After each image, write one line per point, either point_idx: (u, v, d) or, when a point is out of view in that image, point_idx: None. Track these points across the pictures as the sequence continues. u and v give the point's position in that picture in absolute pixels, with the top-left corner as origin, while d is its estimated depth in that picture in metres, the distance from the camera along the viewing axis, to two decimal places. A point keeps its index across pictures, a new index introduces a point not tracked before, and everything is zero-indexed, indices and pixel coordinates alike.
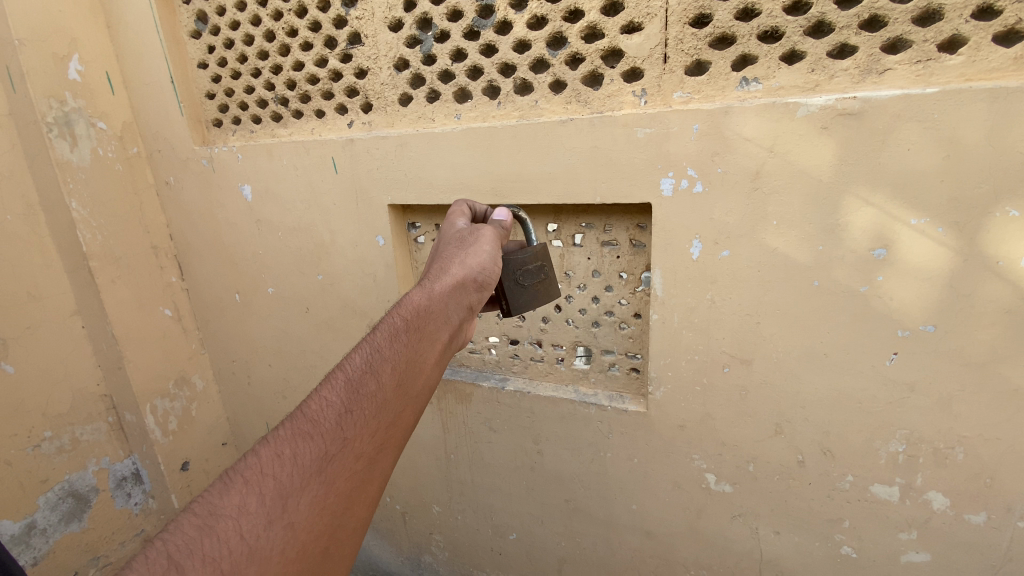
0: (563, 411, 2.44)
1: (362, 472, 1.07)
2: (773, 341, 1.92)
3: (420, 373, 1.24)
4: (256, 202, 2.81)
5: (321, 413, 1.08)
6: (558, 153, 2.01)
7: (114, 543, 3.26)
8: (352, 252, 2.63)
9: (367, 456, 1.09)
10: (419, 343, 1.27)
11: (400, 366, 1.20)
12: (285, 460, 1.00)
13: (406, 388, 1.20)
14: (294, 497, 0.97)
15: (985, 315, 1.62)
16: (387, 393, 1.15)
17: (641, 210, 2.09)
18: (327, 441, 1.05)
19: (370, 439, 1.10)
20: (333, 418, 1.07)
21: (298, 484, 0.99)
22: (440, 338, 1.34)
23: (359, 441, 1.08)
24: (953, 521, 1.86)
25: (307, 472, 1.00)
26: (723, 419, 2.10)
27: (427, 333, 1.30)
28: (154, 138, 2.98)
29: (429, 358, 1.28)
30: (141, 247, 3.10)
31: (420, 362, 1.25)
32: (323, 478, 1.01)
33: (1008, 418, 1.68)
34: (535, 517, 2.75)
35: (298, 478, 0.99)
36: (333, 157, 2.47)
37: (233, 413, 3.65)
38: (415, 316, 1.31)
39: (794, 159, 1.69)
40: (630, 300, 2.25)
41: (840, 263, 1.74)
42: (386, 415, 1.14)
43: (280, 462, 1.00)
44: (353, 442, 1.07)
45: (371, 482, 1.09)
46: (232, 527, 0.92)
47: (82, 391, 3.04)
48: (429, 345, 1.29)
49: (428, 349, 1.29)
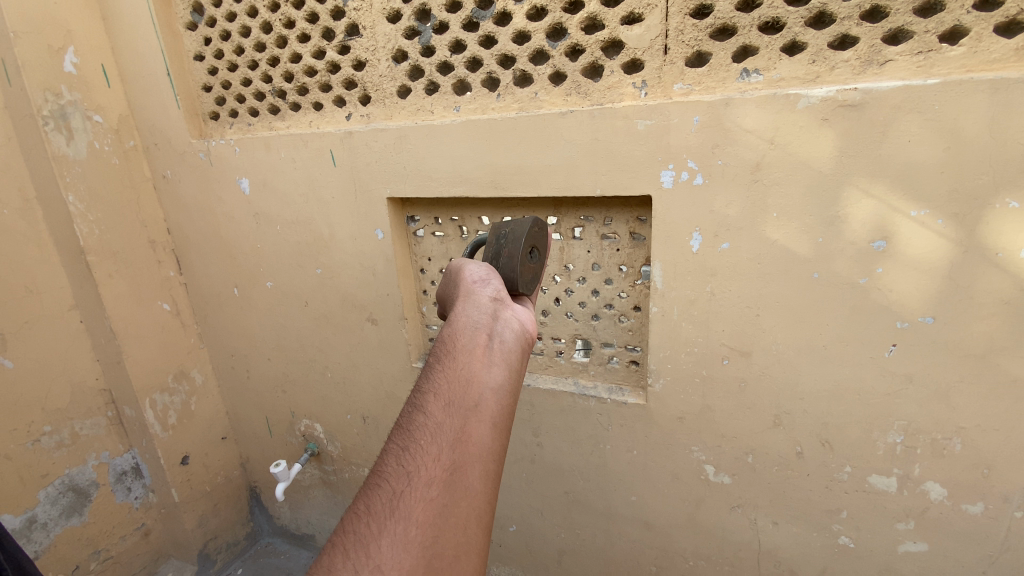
0: (563, 404, 2.45)
1: (441, 496, 1.07)
2: (772, 333, 1.92)
3: (469, 385, 1.24)
4: (254, 196, 2.80)
5: (381, 463, 1.14)
6: (557, 145, 2.00)
7: (115, 537, 3.26)
8: (351, 245, 2.62)
9: (438, 481, 1.09)
10: (451, 361, 1.30)
11: (438, 390, 1.24)
12: (360, 512, 1.05)
13: (456, 404, 1.20)
14: (374, 543, 1.00)
15: (983, 306, 1.63)
16: (439, 417, 1.18)
17: (641, 203, 2.08)
18: (393, 482, 1.08)
19: (435, 464, 1.10)
20: (393, 460, 1.12)
21: (376, 529, 1.02)
22: (476, 344, 1.34)
23: (423, 469, 1.09)
24: (950, 512, 1.88)
25: (381, 516, 1.03)
26: (722, 411, 2.11)
27: (460, 347, 1.33)
28: (151, 132, 2.96)
29: (470, 367, 1.28)
30: (139, 240, 3.09)
31: (461, 375, 1.25)
32: (397, 515, 1.03)
33: (1006, 409, 1.69)
34: (535, 509, 2.77)
35: (374, 526, 1.02)
36: (332, 150, 2.46)
37: (233, 407, 3.65)
38: (444, 343, 1.36)
39: (795, 151, 1.69)
40: (629, 292, 2.25)
41: (840, 255, 1.74)
42: (443, 437, 1.15)
43: (357, 516, 1.05)
44: (416, 472, 1.09)
45: (456, 505, 1.08)
46: None
47: (81, 385, 3.03)
48: (465, 356, 1.30)
49: (465, 360, 1.29)
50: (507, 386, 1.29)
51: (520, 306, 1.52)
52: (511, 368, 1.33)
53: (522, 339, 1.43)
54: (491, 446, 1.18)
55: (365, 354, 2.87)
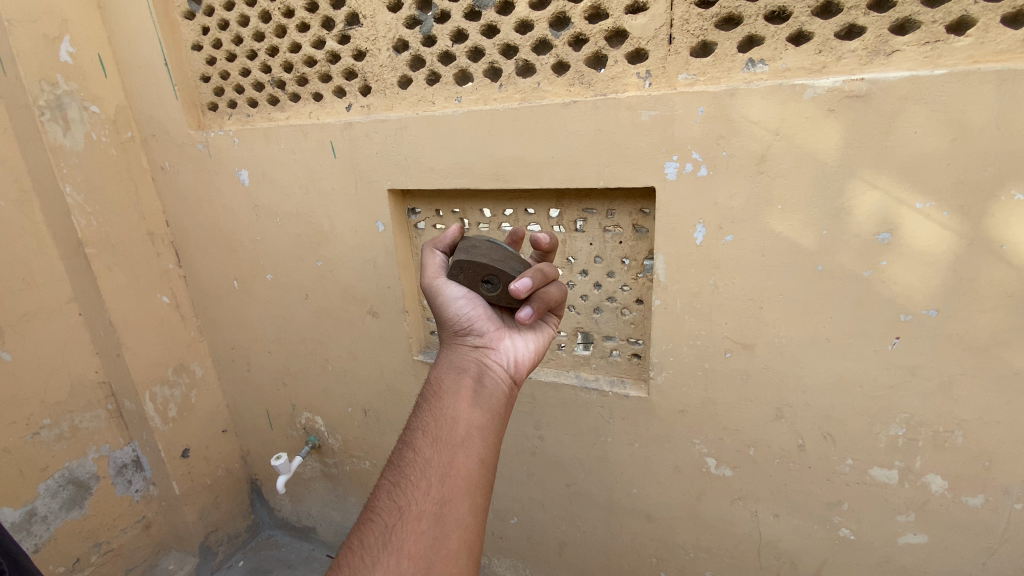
0: (564, 397, 2.45)
1: (431, 529, 1.21)
2: (776, 326, 1.92)
3: (454, 426, 1.40)
4: (253, 187, 2.78)
5: (377, 498, 1.28)
6: (560, 137, 1.98)
7: (116, 530, 3.26)
8: (351, 238, 2.61)
9: (428, 514, 1.23)
10: (439, 404, 1.46)
11: (425, 431, 1.39)
12: (356, 547, 1.18)
13: (443, 443, 1.36)
14: (371, 573, 1.13)
15: (987, 299, 1.62)
16: (428, 455, 1.33)
17: (644, 194, 2.06)
18: (386, 516, 1.22)
19: (424, 499, 1.25)
20: (385, 498, 1.26)
21: (372, 560, 1.15)
22: (462, 389, 1.51)
23: (414, 504, 1.23)
24: (950, 504, 1.88)
25: (377, 548, 1.17)
26: (724, 403, 2.11)
27: (447, 392, 1.50)
28: (149, 123, 2.93)
29: (456, 410, 1.44)
30: (137, 232, 3.07)
31: (447, 417, 1.42)
32: (391, 547, 1.17)
33: (1007, 401, 1.69)
34: (536, 501, 2.77)
35: (370, 557, 1.15)
36: (332, 141, 2.43)
37: (233, 400, 3.64)
38: (432, 389, 1.53)
39: (801, 142, 1.67)
40: (632, 286, 2.24)
41: (845, 248, 1.73)
42: (433, 473, 1.30)
43: (353, 550, 1.18)
44: (408, 507, 1.23)
45: (444, 537, 1.22)
46: None
47: (81, 378, 3.02)
48: (451, 400, 1.47)
49: (450, 404, 1.46)
50: (489, 427, 1.46)
51: (503, 352, 1.69)
52: (493, 412, 1.50)
53: (503, 385, 1.60)
54: (477, 481, 1.33)
55: (365, 348, 2.86)
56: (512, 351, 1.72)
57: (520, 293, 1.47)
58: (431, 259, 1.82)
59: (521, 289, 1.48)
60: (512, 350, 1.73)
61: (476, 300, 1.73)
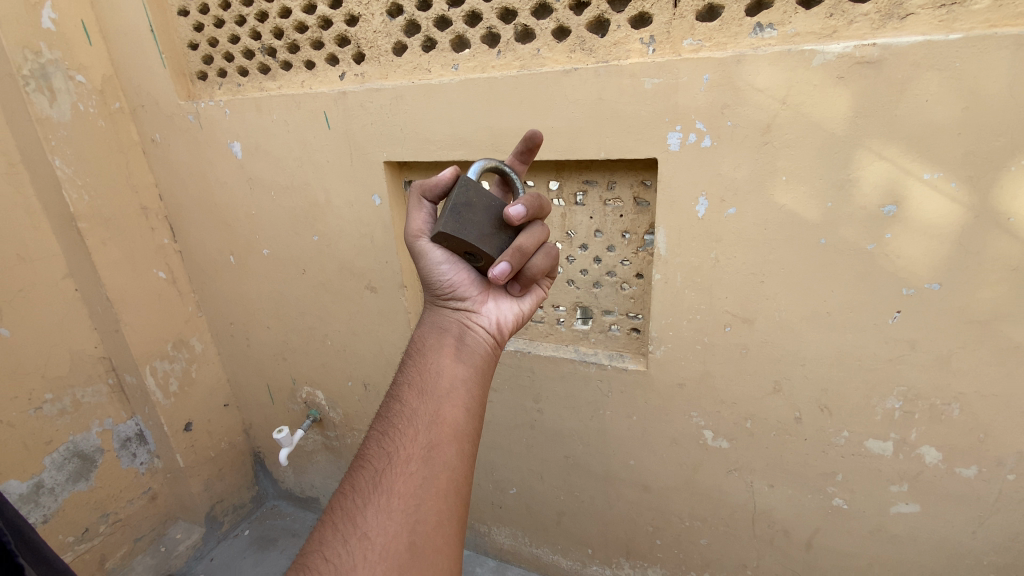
0: (563, 370, 2.45)
1: (420, 470, 1.22)
2: (776, 300, 1.90)
3: (439, 377, 1.43)
4: (247, 160, 2.72)
5: (365, 448, 1.29)
6: (560, 106, 1.92)
7: (122, 501, 3.32)
8: (347, 212, 2.56)
9: (416, 457, 1.24)
10: (422, 360, 1.49)
11: (411, 385, 1.41)
12: (346, 492, 1.19)
13: (429, 394, 1.38)
14: (362, 513, 1.14)
15: (991, 272, 1.60)
16: (415, 404, 1.35)
17: (646, 166, 2.02)
18: (375, 462, 1.24)
19: (412, 444, 1.26)
20: (373, 446, 1.28)
21: (362, 502, 1.16)
22: (445, 347, 1.53)
23: (402, 450, 1.24)
24: (943, 474, 1.91)
25: (366, 490, 1.18)
26: (723, 377, 2.11)
27: (431, 349, 1.53)
28: (138, 93, 2.85)
29: (439, 364, 1.46)
30: (130, 207, 3.02)
31: (431, 371, 1.44)
32: (381, 488, 1.18)
33: (1006, 374, 1.69)
34: (535, 472, 2.81)
35: (360, 499, 1.17)
36: (325, 112, 2.37)
37: (234, 374, 3.66)
38: (416, 350, 1.55)
39: (808, 111, 1.62)
40: (631, 260, 2.22)
41: (849, 221, 1.70)
42: (420, 420, 1.31)
43: (344, 495, 1.19)
44: (396, 452, 1.24)
45: (435, 476, 1.22)
46: (318, 556, 1.08)
47: (80, 353, 3.03)
48: (435, 356, 1.50)
49: (434, 361, 1.48)
50: (473, 380, 1.48)
51: (488, 313, 1.70)
52: (477, 367, 1.52)
53: (487, 345, 1.62)
54: (464, 428, 1.34)
55: (364, 322, 2.85)
56: (497, 312, 1.72)
57: (498, 282, 1.40)
58: (417, 213, 1.70)
59: (516, 216, 1.42)
60: (497, 311, 1.73)
61: (460, 266, 1.70)
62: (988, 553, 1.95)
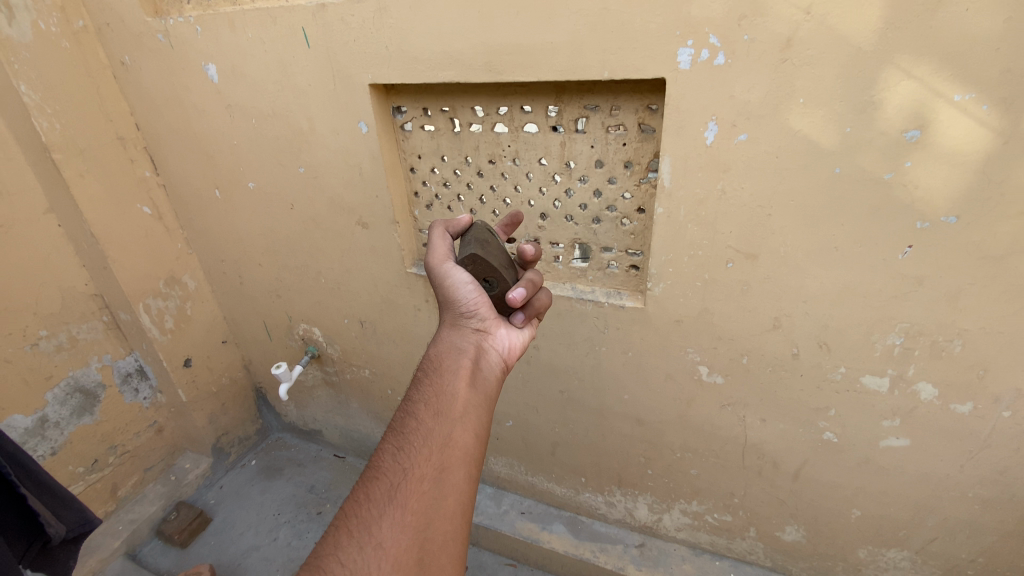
0: (560, 308, 2.41)
1: (432, 489, 1.25)
2: (782, 234, 1.82)
3: (454, 398, 1.44)
4: (224, 84, 2.53)
5: (379, 457, 1.30)
6: (560, 19, 1.74)
7: (129, 433, 3.40)
8: (334, 141, 2.42)
9: (430, 476, 1.26)
10: (438, 378, 1.49)
11: (426, 403, 1.42)
12: (360, 499, 1.21)
13: (443, 414, 1.39)
14: (375, 523, 1.16)
15: (1014, 204, 1.50)
16: (429, 422, 1.37)
17: (653, 88, 1.86)
18: (391, 474, 1.25)
19: (426, 462, 1.28)
20: (388, 457, 1.29)
21: (376, 512, 1.18)
22: (460, 367, 1.54)
23: (416, 467, 1.27)
24: (937, 410, 1.92)
25: (380, 501, 1.20)
26: (722, 314, 2.06)
27: (446, 368, 1.54)
28: (101, 9, 2.59)
29: (455, 385, 1.47)
30: (106, 137, 2.85)
31: (447, 390, 1.45)
32: (394, 501, 1.20)
33: (1014, 311, 1.65)
34: (530, 405, 2.85)
35: (373, 508, 1.18)
36: (304, 28, 2.16)
37: (230, 312, 3.64)
38: (431, 364, 1.56)
39: (835, 22, 1.46)
40: (634, 193, 2.09)
41: (868, 148, 1.58)
42: (434, 439, 1.33)
43: (356, 501, 1.21)
44: (412, 468, 1.26)
45: (444, 497, 1.25)
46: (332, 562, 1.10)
47: (72, 291, 2.99)
48: (450, 375, 1.51)
49: (449, 382, 1.49)
50: (485, 405, 1.50)
51: (500, 337, 1.72)
52: (488, 393, 1.54)
53: (498, 370, 1.64)
54: (474, 451, 1.37)
55: (357, 259, 2.77)
56: (508, 339, 1.75)
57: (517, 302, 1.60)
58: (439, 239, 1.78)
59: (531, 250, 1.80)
60: (509, 339, 1.76)
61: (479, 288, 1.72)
62: (974, 485, 1.99)
